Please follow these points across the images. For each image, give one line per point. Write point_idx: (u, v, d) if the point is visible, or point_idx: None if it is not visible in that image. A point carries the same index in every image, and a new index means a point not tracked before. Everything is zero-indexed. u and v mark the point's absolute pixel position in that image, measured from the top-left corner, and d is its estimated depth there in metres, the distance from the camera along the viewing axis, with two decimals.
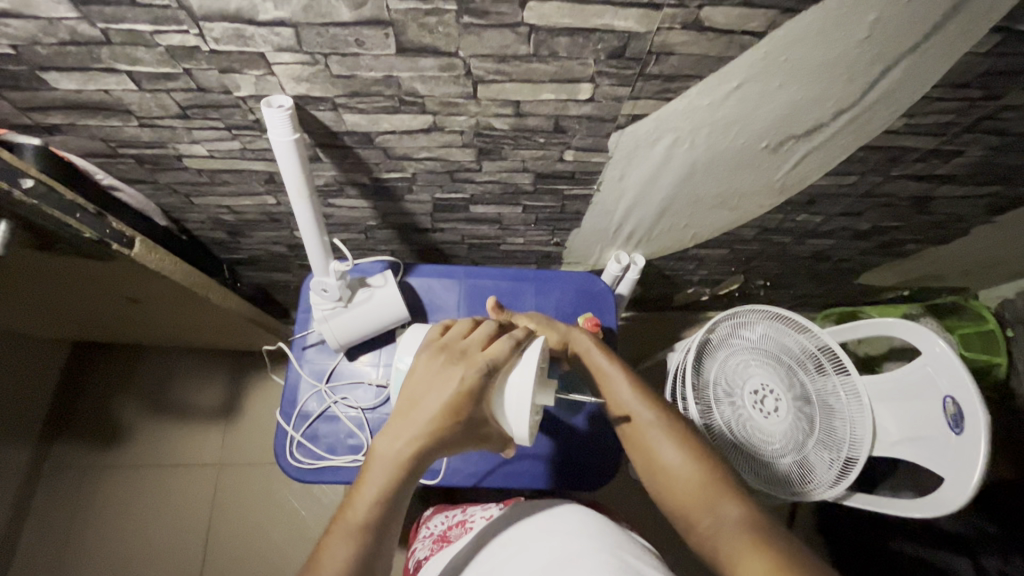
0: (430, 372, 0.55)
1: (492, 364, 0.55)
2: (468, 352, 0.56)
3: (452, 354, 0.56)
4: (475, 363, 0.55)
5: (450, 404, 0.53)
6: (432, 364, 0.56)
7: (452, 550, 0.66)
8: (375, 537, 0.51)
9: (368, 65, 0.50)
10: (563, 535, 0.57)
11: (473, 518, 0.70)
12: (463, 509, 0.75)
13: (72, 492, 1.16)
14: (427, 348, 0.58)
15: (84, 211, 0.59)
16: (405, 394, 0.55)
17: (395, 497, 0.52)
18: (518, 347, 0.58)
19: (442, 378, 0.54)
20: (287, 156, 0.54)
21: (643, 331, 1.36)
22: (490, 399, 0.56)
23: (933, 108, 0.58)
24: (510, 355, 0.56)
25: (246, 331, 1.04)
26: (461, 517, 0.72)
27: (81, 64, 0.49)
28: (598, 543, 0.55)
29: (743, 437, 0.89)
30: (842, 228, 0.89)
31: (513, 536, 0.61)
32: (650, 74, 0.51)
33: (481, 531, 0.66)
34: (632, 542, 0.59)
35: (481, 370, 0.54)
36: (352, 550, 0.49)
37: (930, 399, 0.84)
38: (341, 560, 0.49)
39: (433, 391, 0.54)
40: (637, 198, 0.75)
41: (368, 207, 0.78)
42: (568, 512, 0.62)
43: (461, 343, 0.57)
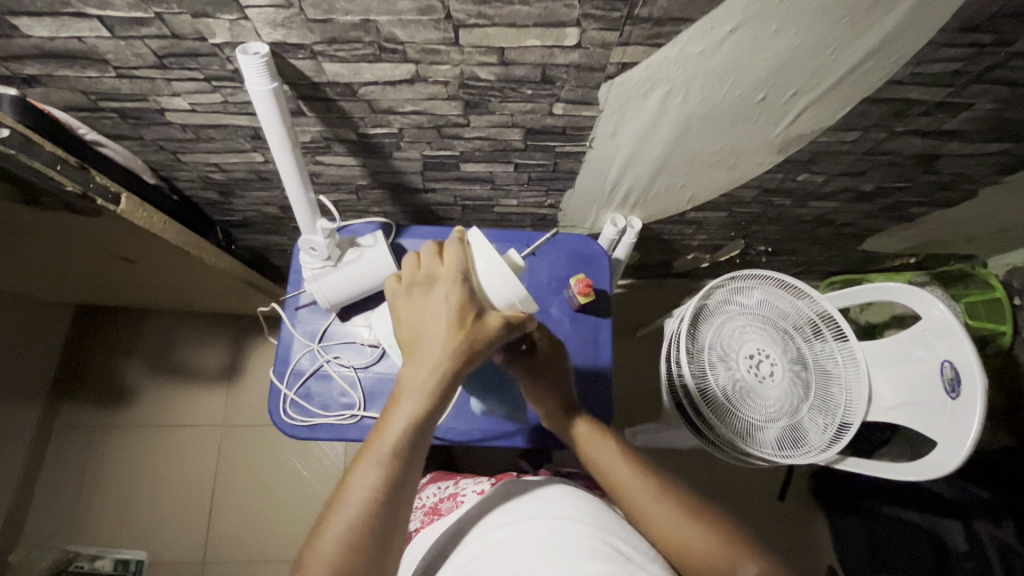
0: (415, 302, 0.54)
1: (462, 269, 0.55)
2: (436, 271, 0.56)
3: (423, 279, 0.55)
4: (448, 276, 0.54)
5: (454, 319, 0.52)
6: (412, 299, 0.55)
7: (441, 521, 0.67)
8: (417, 458, 0.50)
9: (344, 9, 0.48)
10: (549, 515, 0.56)
11: (463, 491, 0.71)
12: (455, 482, 0.76)
13: (82, 450, 1.20)
14: (396, 293, 0.56)
15: (66, 164, 0.58)
16: (404, 337, 0.54)
17: (430, 418, 0.50)
18: (465, 242, 0.59)
19: (430, 304, 0.54)
20: (265, 107, 0.53)
21: (643, 297, 1.35)
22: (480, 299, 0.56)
23: (940, 55, 0.55)
24: (465, 254, 0.57)
25: (243, 294, 1.05)
26: (452, 490, 0.74)
27: (50, 8, 0.48)
28: (584, 525, 0.55)
29: (735, 400, 0.89)
30: (845, 189, 0.86)
31: (490, 521, 0.60)
32: (638, 17, 0.49)
33: (468, 505, 0.67)
34: (619, 522, 0.58)
35: (458, 279, 0.54)
36: (381, 478, 0.48)
37: (928, 363, 0.83)
38: (371, 487, 0.48)
39: (429, 318, 0.53)
40: (632, 155, 0.73)
41: (357, 165, 0.77)
42: (542, 496, 0.61)
43: (422, 270, 0.56)
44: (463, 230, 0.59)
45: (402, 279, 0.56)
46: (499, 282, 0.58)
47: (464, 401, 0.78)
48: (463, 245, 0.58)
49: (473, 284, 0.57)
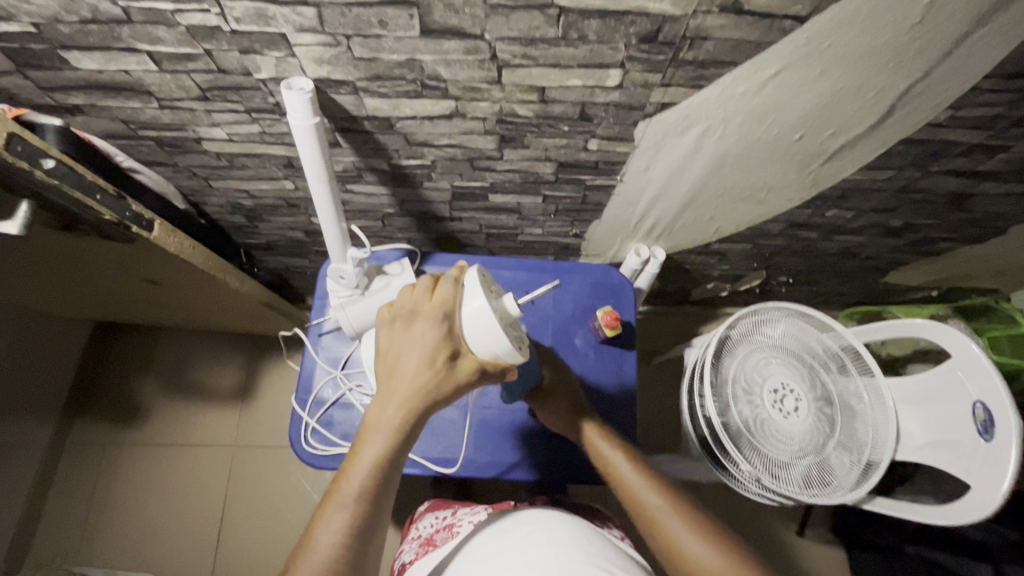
0: (393, 337, 0.52)
1: (446, 310, 0.52)
2: (419, 307, 0.52)
3: (404, 312, 0.52)
4: (428, 316, 0.51)
5: (422, 363, 0.50)
6: (392, 331, 0.52)
7: (435, 554, 0.64)
8: (382, 501, 0.50)
9: (391, 48, 0.48)
10: (545, 544, 0.53)
11: (461, 522, 0.68)
12: (454, 512, 0.73)
13: (92, 469, 1.18)
14: (381, 320, 0.54)
15: (105, 192, 0.57)
16: (380, 370, 0.53)
17: (394, 460, 0.50)
18: (458, 282, 0.54)
19: (406, 340, 0.51)
20: (307, 140, 0.53)
21: (660, 324, 1.34)
22: (459, 340, 0.52)
23: (982, 100, 0.55)
24: (456, 290, 0.53)
25: (262, 316, 1.04)
26: (449, 521, 0.71)
27: (101, 43, 0.48)
28: (583, 557, 0.51)
29: (761, 435, 0.87)
30: (874, 224, 0.86)
31: (482, 547, 0.57)
32: (683, 60, 0.49)
33: (464, 537, 0.63)
34: (617, 554, 0.55)
35: (438, 321, 0.51)
36: (346, 522, 0.48)
37: (960, 403, 0.82)
38: (336, 532, 0.48)
39: (402, 358, 0.51)
40: (662, 188, 0.73)
41: (386, 193, 0.77)
42: (531, 518, 0.58)
43: (409, 300, 0.53)
44: (460, 267, 0.54)
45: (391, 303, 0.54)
46: (483, 331, 0.51)
47: (484, 432, 0.77)
48: (458, 280, 0.54)
49: (458, 322, 0.53)
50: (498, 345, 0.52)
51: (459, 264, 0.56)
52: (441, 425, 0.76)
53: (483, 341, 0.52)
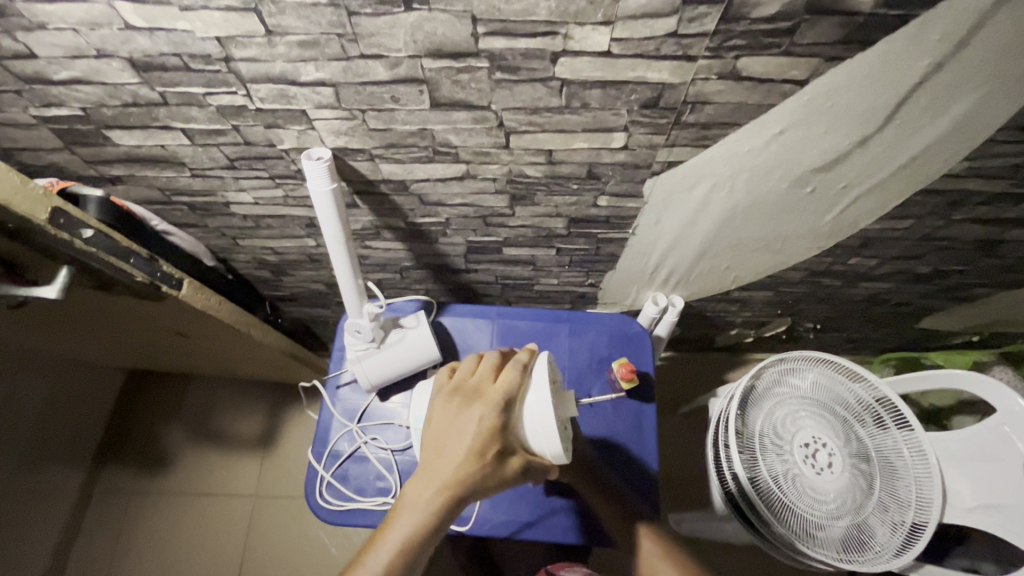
0: (448, 416, 0.53)
1: (508, 397, 0.53)
2: (481, 389, 0.54)
3: (465, 393, 0.54)
4: (489, 400, 0.52)
5: (475, 449, 0.50)
6: (449, 407, 0.53)
7: None
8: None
9: (403, 119, 0.51)
10: None
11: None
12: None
13: (118, 517, 1.20)
14: (439, 394, 0.55)
15: (138, 256, 0.61)
16: (428, 445, 0.53)
17: (425, 539, 0.48)
18: (526, 369, 0.55)
19: (463, 421, 0.52)
20: (325, 205, 0.55)
21: (684, 371, 1.30)
22: (515, 431, 0.53)
23: (998, 151, 0.54)
24: (520, 379, 0.54)
25: (286, 366, 1.06)
26: None
27: (141, 123, 0.52)
28: None
29: (792, 493, 0.82)
30: (900, 271, 0.83)
31: None
32: (685, 122, 0.50)
33: None
34: None
35: (499, 407, 0.52)
36: None
37: (1009, 462, 0.77)
38: None
39: (456, 438, 0.51)
40: (676, 240, 0.73)
41: (403, 249, 0.79)
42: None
43: (471, 379, 0.55)
44: (528, 355, 0.56)
45: (451, 379, 0.56)
46: (540, 425, 0.53)
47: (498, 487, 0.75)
48: (524, 372, 0.55)
49: (516, 413, 0.53)
50: (551, 444, 0.53)
51: (529, 349, 0.57)
52: None
53: (539, 435, 0.53)
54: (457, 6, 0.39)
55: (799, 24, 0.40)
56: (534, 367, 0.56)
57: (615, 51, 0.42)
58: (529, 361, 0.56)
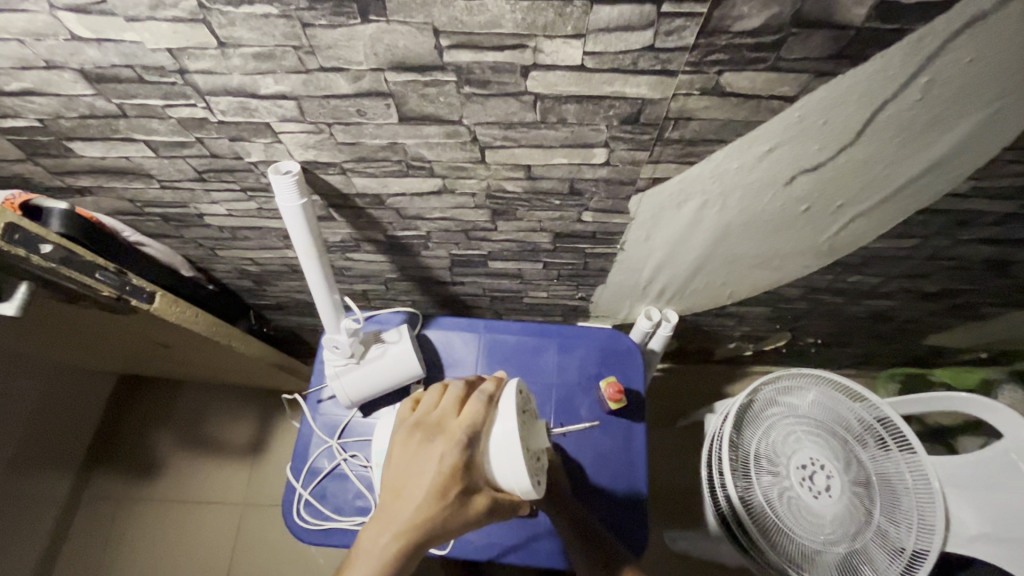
0: (409, 453, 0.50)
1: (471, 432, 0.50)
2: (443, 423, 0.51)
3: (427, 427, 0.51)
4: (452, 435, 0.50)
5: (434, 489, 0.47)
6: (410, 444, 0.51)
7: None
8: None
9: (372, 133, 0.48)
10: None
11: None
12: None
13: (106, 524, 1.18)
14: (400, 429, 0.52)
15: (105, 270, 0.59)
16: (388, 484, 0.50)
17: None
18: (492, 400, 0.52)
19: (423, 459, 0.49)
20: (295, 220, 0.53)
21: (681, 383, 1.27)
22: (479, 468, 0.50)
23: (1006, 171, 0.50)
24: (485, 412, 0.51)
25: (272, 376, 1.05)
26: None
27: (101, 135, 0.50)
28: None
29: (786, 516, 0.79)
30: (904, 289, 0.80)
31: None
32: (669, 139, 0.47)
33: None
34: None
35: (461, 443, 0.49)
36: None
37: (1014, 489, 0.74)
38: None
39: (415, 477, 0.48)
40: (667, 256, 0.70)
41: (385, 261, 0.77)
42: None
43: (434, 412, 0.52)
44: (494, 385, 0.53)
45: (414, 413, 0.53)
46: (507, 461, 0.50)
47: None
48: (490, 403, 0.52)
49: (481, 449, 0.50)
50: (520, 481, 0.50)
51: (497, 378, 0.54)
52: None
53: (506, 472, 0.50)
54: (417, 18, 0.36)
55: (787, 38, 0.37)
56: (501, 397, 0.53)
57: (590, 65, 0.40)
58: (496, 392, 0.53)
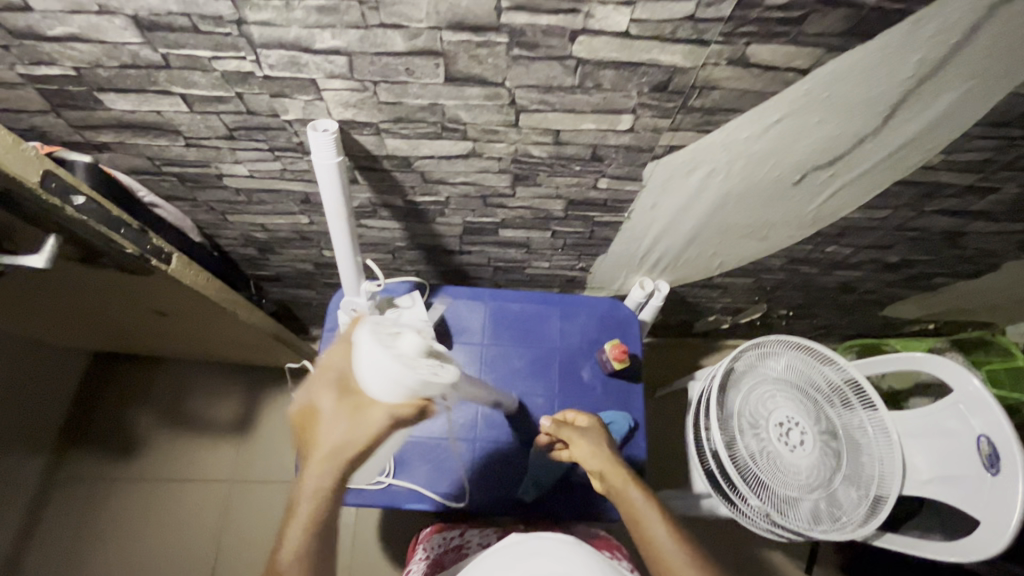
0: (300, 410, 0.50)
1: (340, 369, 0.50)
2: (321, 372, 0.51)
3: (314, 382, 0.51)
4: (323, 378, 0.50)
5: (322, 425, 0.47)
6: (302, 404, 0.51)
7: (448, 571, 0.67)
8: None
9: (415, 93, 0.50)
10: None
11: (471, 544, 0.72)
12: (461, 532, 0.75)
13: (85, 505, 1.14)
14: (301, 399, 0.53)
15: (129, 227, 0.58)
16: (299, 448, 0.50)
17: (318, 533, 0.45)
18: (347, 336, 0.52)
19: (310, 406, 0.49)
20: (329, 178, 0.55)
21: (662, 356, 1.34)
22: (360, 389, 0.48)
23: (972, 146, 0.58)
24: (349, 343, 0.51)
25: (269, 350, 1.04)
26: (459, 542, 0.73)
27: (137, 86, 0.50)
28: None
29: (766, 468, 0.86)
30: (872, 260, 0.88)
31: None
32: (691, 107, 0.52)
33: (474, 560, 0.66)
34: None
35: (324, 382, 0.49)
36: None
37: (961, 438, 0.83)
38: None
39: (307, 425, 0.48)
40: (668, 225, 0.75)
41: (398, 228, 0.79)
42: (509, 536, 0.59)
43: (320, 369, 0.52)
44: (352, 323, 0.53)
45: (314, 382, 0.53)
46: (368, 366, 0.47)
47: (491, 468, 0.78)
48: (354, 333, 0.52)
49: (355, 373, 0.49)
50: (388, 376, 0.46)
51: (355, 318, 0.54)
52: (449, 464, 0.77)
53: (373, 377, 0.47)
54: None
55: (810, 14, 0.42)
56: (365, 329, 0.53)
57: (633, 32, 0.43)
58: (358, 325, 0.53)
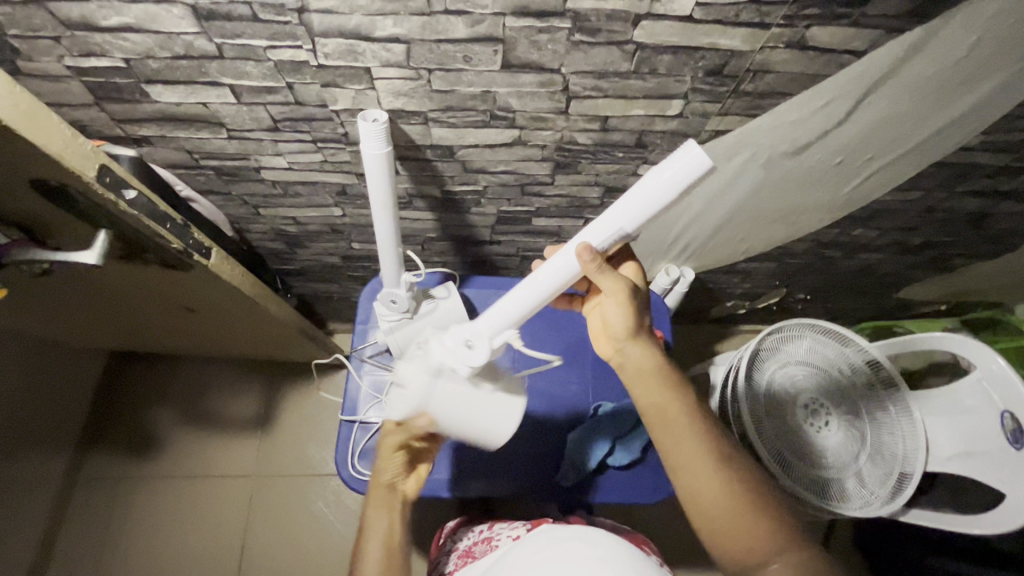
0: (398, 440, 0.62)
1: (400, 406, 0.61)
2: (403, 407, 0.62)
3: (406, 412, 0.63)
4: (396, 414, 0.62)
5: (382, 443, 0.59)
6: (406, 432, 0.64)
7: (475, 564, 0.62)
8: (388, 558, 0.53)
9: (469, 81, 0.50)
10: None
11: (499, 536, 0.66)
12: (489, 525, 0.71)
13: (107, 506, 1.12)
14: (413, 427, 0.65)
15: (173, 222, 0.57)
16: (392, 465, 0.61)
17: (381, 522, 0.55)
18: None
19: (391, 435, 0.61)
20: (376, 168, 0.53)
21: (679, 342, 1.35)
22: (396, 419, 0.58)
23: (1012, 126, 0.59)
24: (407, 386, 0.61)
25: (293, 345, 1.03)
26: (486, 534, 0.69)
27: (187, 78, 0.50)
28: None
29: (790, 450, 0.87)
30: (896, 242, 0.89)
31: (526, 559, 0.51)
32: (743, 91, 0.52)
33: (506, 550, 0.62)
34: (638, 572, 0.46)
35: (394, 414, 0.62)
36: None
37: (986, 415, 0.80)
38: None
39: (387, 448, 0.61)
40: (702, 210, 0.75)
41: (431, 219, 0.78)
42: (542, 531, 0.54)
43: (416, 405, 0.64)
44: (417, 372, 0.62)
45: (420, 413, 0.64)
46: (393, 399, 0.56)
47: (527, 455, 0.77)
48: None
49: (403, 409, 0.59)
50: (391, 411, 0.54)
51: None
52: (486, 454, 0.77)
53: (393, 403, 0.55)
54: None
55: None
56: None
57: (697, 16, 0.44)
58: None
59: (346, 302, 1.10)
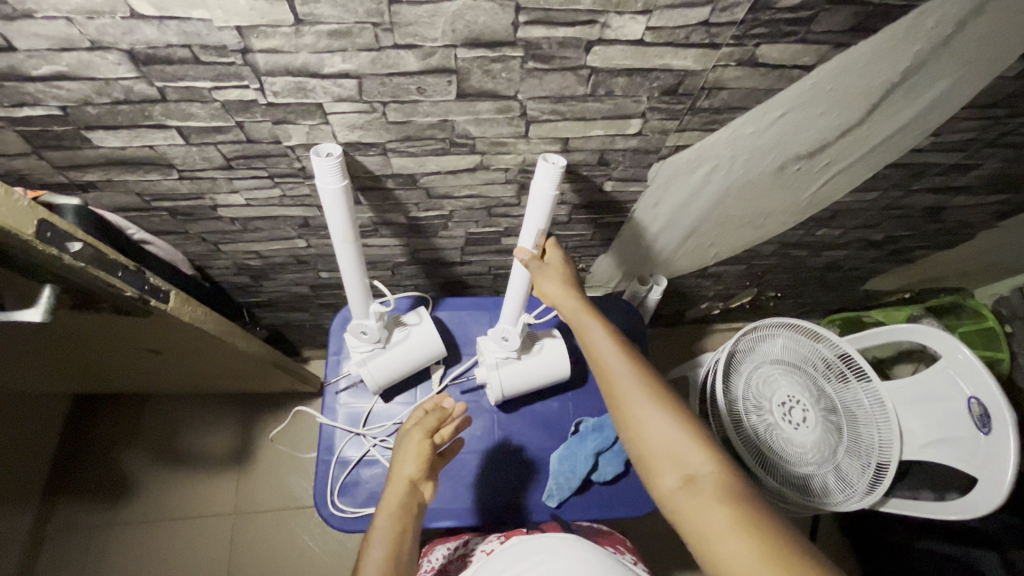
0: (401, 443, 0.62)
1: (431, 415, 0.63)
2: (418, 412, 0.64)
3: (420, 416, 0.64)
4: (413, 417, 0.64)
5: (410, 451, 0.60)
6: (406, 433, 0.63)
7: None
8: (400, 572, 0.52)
9: (425, 111, 0.49)
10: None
11: (474, 551, 0.66)
12: (465, 540, 0.70)
13: (77, 561, 1.05)
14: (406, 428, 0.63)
15: (126, 269, 0.55)
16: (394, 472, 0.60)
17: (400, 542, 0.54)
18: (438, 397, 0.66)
19: (403, 441, 0.61)
20: (335, 204, 0.51)
21: (657, 346, 1.36)
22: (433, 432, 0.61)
23: (959, 128, 0.61)
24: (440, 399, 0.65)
25: (266, 377, 1.00)
26: (463, 550, 0.68)
27: (129, 122, 0.48)
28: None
29: (767, 447, 0.86)
30: (859, 239, 0.91)
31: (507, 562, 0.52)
32: (700, 108, 0.52)
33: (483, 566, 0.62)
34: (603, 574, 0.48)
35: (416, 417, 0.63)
36: None
37: (953, 402, 0.81)
38: None
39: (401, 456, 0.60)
40: (670, 220, 0.75)
41: (398, 245, 0.77)
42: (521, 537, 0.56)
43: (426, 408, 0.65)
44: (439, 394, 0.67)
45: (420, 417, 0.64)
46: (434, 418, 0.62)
47: (511, 476, 0.76)
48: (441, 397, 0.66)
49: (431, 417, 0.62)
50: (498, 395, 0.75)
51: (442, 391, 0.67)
52: (469, 478, 0.75)
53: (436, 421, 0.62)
54: None
55: (819, 13, 0.43)
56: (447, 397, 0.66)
57: (648, 40, 0.44)
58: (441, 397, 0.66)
59: (318, 330, 1.08)
